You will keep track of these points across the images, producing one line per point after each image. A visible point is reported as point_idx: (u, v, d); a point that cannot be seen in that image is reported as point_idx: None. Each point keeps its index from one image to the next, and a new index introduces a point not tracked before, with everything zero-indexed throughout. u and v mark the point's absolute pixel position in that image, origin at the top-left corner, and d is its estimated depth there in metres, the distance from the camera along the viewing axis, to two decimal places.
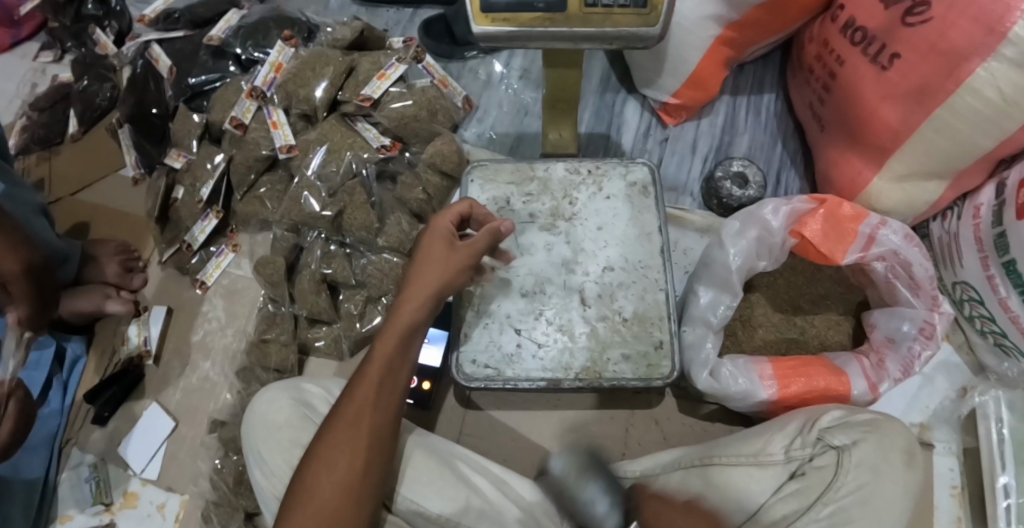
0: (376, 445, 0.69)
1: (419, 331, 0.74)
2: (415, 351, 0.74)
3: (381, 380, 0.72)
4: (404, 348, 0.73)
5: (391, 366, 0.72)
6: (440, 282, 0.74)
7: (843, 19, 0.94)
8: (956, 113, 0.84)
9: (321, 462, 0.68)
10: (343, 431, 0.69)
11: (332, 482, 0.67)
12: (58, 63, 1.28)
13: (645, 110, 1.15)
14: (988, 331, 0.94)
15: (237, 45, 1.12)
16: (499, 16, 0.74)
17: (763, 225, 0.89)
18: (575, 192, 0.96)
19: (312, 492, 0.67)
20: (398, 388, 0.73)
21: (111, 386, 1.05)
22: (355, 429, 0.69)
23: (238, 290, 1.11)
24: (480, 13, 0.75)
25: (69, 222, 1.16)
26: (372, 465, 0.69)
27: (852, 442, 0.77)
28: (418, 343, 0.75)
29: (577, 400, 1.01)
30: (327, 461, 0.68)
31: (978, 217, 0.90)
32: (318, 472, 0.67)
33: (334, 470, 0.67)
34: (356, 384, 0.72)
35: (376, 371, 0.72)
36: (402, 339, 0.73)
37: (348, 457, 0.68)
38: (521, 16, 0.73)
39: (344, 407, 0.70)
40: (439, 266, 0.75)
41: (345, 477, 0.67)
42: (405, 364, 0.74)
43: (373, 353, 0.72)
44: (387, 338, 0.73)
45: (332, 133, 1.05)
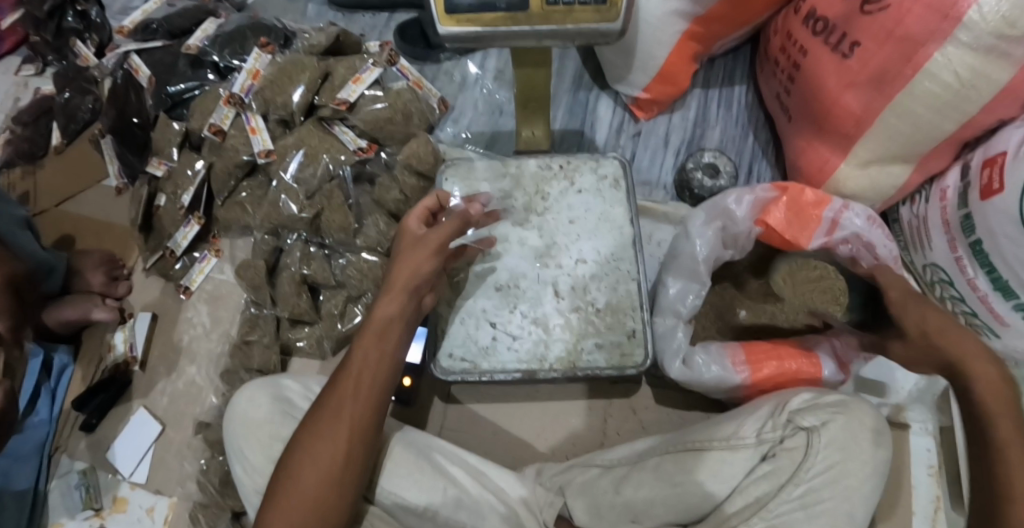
0: (357, 438, 0.69)
1: (394, 328, 0.73)
2: (393, 347, 0.73)
3: (361, 375, 0.71)
4: (380, 343, 0.73)
5: (371, 361, 0.72)
6: (417, 279, 0.75)
7: (804, 10, 0.96)
8: (915, 97, 0.85)
9: (303, 456, 0.69)
10: (324, 423, 0.69)
11: (314, 473, 0.68)
12: (40, 76, 1.31)
13: (618, 106, 1.16)
14: (960, 312, 0.95)
15: (214, 54, 1.14)
16: (464, 17, 0.77)
17: (727, 216, 0.91)
18: (547, 188, 0.98)
19: (295, 483, 0.68)
20: (379, 382, 0.72)
21: (98, 394, 1.06)
22: (334, 423, 0.69)
23: (222, 295, 1.13)
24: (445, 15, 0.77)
25: (53, 234, 1.18)
26: (353, 454, 0.69)
27: (822, 422, 0.79)
28: (396, 339, 0.74)
29: (555, 391, 1.02)
30: (309, 452, 0.69)
31: (945, 199, 0.92)
32: (301, 462, 0.68)
33: (317, 460, 0.68)
34: (339, 378, 0.72)
35: (356, 367, 0.72)
36: (376, 336, 0.73)
37: (329, 448, 0.68)
38: (484, 17, 0.75)
39: (327, 400, 0.71)
40: (414, 262, 0.75)
41: (328, 467, 0.68)
42: (385, 358, 0.72)
43: (356, 347, 0.73)
44: (362, 338, 0.73)
45: (309, 137, 1.06)
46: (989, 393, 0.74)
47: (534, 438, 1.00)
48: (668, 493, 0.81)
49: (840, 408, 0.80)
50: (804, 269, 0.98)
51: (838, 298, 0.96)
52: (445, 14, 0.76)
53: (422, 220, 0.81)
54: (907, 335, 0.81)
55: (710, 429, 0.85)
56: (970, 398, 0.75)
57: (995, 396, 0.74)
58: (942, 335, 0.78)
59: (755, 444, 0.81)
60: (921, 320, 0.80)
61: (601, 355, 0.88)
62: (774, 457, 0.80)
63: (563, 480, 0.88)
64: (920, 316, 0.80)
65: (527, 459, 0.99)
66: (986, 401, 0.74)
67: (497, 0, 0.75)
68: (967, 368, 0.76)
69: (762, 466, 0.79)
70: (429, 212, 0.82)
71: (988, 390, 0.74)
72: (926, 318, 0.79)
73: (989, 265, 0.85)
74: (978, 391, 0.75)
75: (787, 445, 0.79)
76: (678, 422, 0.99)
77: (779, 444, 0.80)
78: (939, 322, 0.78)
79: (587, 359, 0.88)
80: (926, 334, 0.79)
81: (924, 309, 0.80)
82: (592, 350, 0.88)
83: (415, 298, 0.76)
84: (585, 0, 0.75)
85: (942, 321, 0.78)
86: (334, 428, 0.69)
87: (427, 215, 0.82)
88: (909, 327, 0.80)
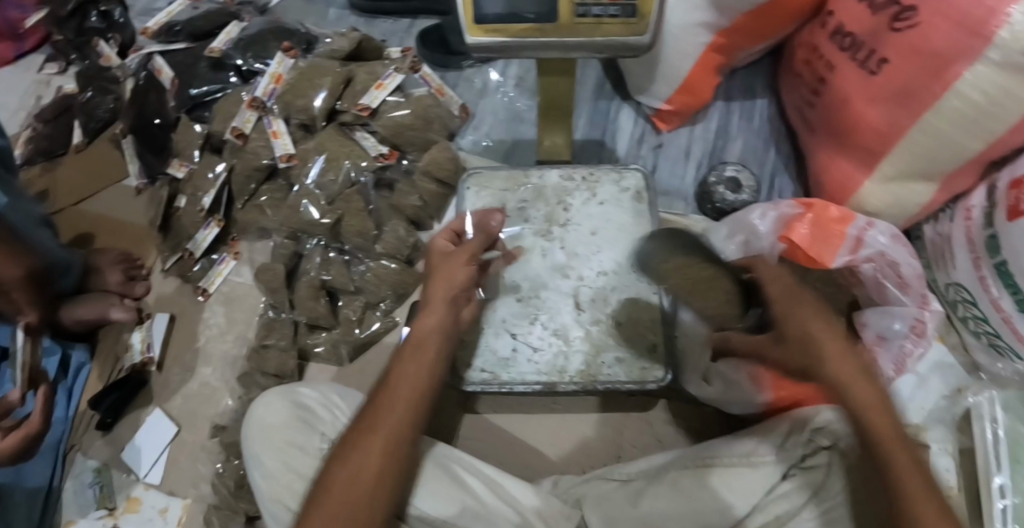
0: (393, 450, 0.70)
1: (433, 342, 0.77)
2: (435, 361, 0.76)
3: (401, 388, 0.74)
4: (419, 358, 0.76)
5: (410, 375, 0.75)
6: (451, 290, 0.80)
7: (832, 25, 0.95)
8: (942, 115, 0.84)
9: (338, 465, 0.69)
10: (363, 434, 0.70)
11: (349, 482, 0.68)
12: (62, 74, 1.31)
13: (639, 117, 1.16)
14: (983, 332, 0.93)
15: (237, 57, 1.14)
16: (490, 27, 0.77)
17: (750, 231, 0.93)
18: (568, 198, 0.97)
19: (328, 491, 0.67)
20: (420, 398, 0.74)
21: (114, 391, 1.06)
22: (371, 433, 0.70)
23: (238, 297, 1.13)
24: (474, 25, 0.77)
25: (71, 232, 1.19)
26: (388, 466, 0.69)
27: (842, 442, 0.78)
28: (438, 355, 0.77)
29: (573, 403, 1.01)
30: (347, 463, 0.69)
31: (971, 218, 0.92)
32: (338, 472, 0.68)
33: (354, 470, 0.68)
34: (380, 393, 0.74)
35: (399, 380, 0.74)
36: (416, 350, 0.76)
37: (365, 458, 0.69)
38: (512, 28, 0.75)
39: (368, 411, 0.73)
40: (449, 275, 0.81)
41: (364, 477, 0.68)
42: (424, 374, 0.75)
43: (400, 361, 0.76)
44: (401, 353, 0.76)
45: (329, 141, 1.06)
46: (870, 406, 0.67)
47: (552, 451, 0.99)
48: (685, 507, 0.80)
49: None
50: (686, 261, 0.81)
51: (711, 299, 0.81)
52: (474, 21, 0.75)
53: (450, 238, 0.88)
54: (784, 334, 0.71)
55: (725, 447, 0.84)
56: (836, 395, 0.68)
57: (865, 402, 0.67)
58: (821, 344, 0.68)
59: (774, 461, 0.80)
60: (794, 324, 0.70)
61: (621, 368, 0.88)
62: (795, 475, 0.80)
63: (580, 493, 0.88)
64: (806, 321, 0.69)
65: (543, 471, 0.98)
66: (873, 413, 0.66)
67: (525, 11, 0.75)
68: (845, 376, 0.67)
69: (784, 484, 0.79)
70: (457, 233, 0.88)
71: (866, 401, 0.67)
72: (804, 317, 0.70)
73: (1013, 285, 0.83)
74: (841, 383, 0.67)
75: (808, 463, 0.79)
76: (696, 436, 0.99)
77: (800, 462, 0.80)
78: (821, 327, 0.69)
79: (607, 373, 0.88)
80: (808, 338, 0.69)
81: (808, 312, 0.70)
82: (612, 363, 0.88)
83: (452, 314, 0.79)
84: (614, 13, 0.75)
85: (827, 325, 0.69)
86: (374, 439, 0.70)
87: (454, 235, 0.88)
88: (786, 327, 0.71)
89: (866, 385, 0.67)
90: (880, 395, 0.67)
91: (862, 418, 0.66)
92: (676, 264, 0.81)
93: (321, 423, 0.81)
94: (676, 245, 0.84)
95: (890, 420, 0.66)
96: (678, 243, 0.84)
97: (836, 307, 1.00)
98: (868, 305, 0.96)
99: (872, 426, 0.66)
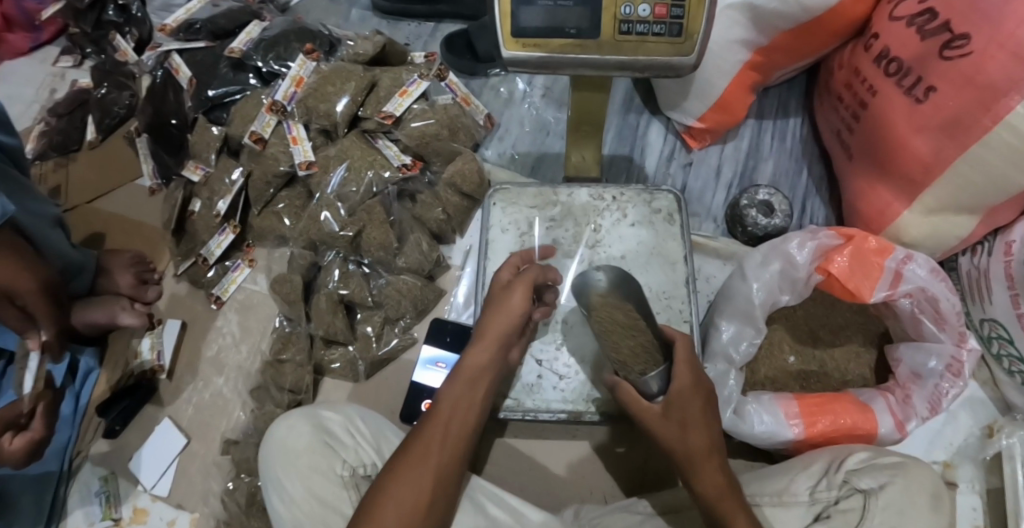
0: (440, 484, 0.70)
1: (484, 376, 0.77)
2: (483, 393, 0.77)
3: (449, 419, 0.74)
4: (470, 392, 0.76)
5: (460, 409, 0.75)
6: (506, 325, 0.78)
7: (876, 48, 0.91)
8: (991, 148, 0.80)
9: (387, 496, 0.68)
10: (411, 465, 0.70)
11: (398, 515, 0.67)
12: (78, 68, 1.28)
13: (669, 133, 1.14)
14: (1017, 371, 0.91)
15: (257, 59, 1.10)
16: (529, 40, 0.67)
17: (787, 259, 0.89)
18: (598, 218, 0.95)
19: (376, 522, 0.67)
20: (466, 429, 0.74)
21: (125, 397, 1.04)
22: (423, 466, 0.70)
23: (253, 306, 1.10)
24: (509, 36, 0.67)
25: (84, 231, 1.15)
26: (435, 501, 0.69)
27: (880, 485, 0.75)
28: (485, 386, 0.77)
29: (596, 429, 0.99)
30: (393, 494, 0.68)
31: (1011, 254, 0.87)
32: (385, 503, 0.68)
33: (400, 502, 0.68)
34: (427, 423, 0.74)
35: (447, 413, 0.74)
36: (468, 382, 0.76)
37: (415, 491, 0.69)
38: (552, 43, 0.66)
39: (413, 442, 0.72)
40: (509, 306, 0.78)
41: (413, 512, 0.68)
42: (472, 408, 0.76)
43: (449, 390, 0.76)
44: (453, 384, 0.76)
45: (351, 150, 1.02)
46: (726, 495, 0.68)
47: (573, 479, 0.97)
48: None
49: (896, 470, 0.77)
50: (618, 303, 0.73)
51: (620, 343, 0.73)
52: (510, 35, 0.66)
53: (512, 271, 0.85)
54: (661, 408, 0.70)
55: (757, 483, 0.82)
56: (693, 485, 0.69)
57: (717, 488, 0.68)
58: (693, 427, 0.69)
59: (807, 503, 0.78)
60: (685, 408, 0.69)
61: None
62: (827, 517, 0.76)
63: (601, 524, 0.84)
64: (694, 407, 0.69)
65: (562, 498, 0.96)
66: (727, 503, 0.67)
67: (566, 25, 0.66)
68: (698, 458, 0.68)
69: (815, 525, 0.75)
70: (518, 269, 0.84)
71: (719, 489, 0.68)
72: (691, 402, 0.69)
73: None
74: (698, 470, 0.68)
75: (842, 506, 0.75)
76: None
77: (833, 505, 0.76)
78: (701, 414, 0.69)
79: None
80: (685, 425, 0.69)
81: (690, 396, 0.70)
82: None
83: (505, 348, 0.79)
84: (660, 30, 0.66)
85: (702, 412, 0.69)
86: (422, 471, 0.70)
87: (516, 270, 0.85)
88: (674, 408, 0.69)
89: (731, 475, 0.69)
90: (734, 485, 0.69)
91: (717, 507, 0.67)
92: (604, 300, 0.73)
93: (347, 447, 0.79)
94: (613, 280, 0.74)
95: (747, 511, 0.68)
96: (615, 278, 0.74)
97: (865, 339, 0.97)
98: (900, 339, 0.94)
99: (717, 507, 0.67)
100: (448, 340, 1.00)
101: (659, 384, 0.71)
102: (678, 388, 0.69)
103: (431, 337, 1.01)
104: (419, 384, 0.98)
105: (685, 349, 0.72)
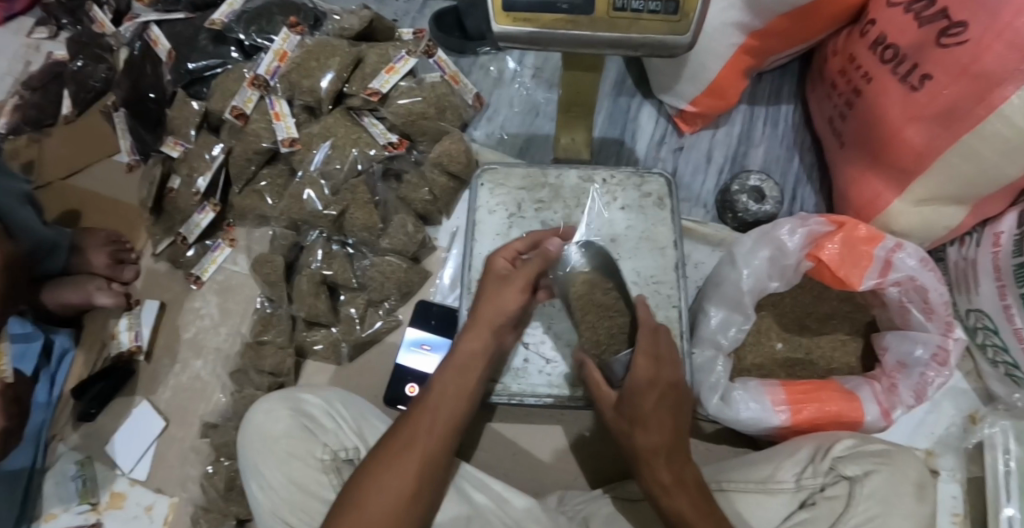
0: (426, 474, 0.69)
1: (476, 363, 0.75)
2: (474, 380, 0.75)
3: (437, 408, 0.72)
4: (460, 379, 0.74)
5: (449, 397, 0.73)
6: (498, 316, 0.76)
7: (873, 35, 0.89)
8: (984, 138, 0.80)
9: (371, 484, 0.67)
10: (396, 452, 0.69)
11: (382, 503, 0.66)
12: (53, 40, 1.24)
13: (661, 117, 1.13)
14: (1000, 361, 0.91)
15: (239, 31, 1.07)
16: (520, 15, 0.65)
17: (777, 245, 0.88)
18: (588, 201, 0.93)
19: (360, 512, 0.66)
20: (457, 415, 0.73)
21: (100, 381, 1.01)
22: (408, 452, 0.69)
23: (233, 287, 1.07)
24: (500, 12, 0.65)
25: (58, 210, 1.12)
26: (422, 487, 0.68)
27: (865, 472, 0.76)
28: (476, 373, 0.75)
29: (583, 415, 0.98)
30: (378, 482, 0.67)
31: (998, 245, 0.87)
32: (370, 491, 0.67)
33: (385, 491, 0.67)
34: (415, 413, 0.72)
35: (435, 401, 0.72)
36: (459, 369, 0.75)
37: (398, 479, 0.67)
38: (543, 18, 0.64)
39: (400, 429, 0.71)
40: (501, 300, 0.77)
41: (394, 503, 0.67)
42: (462, 394, 0.74)
43: (440, 379, 0.74)
44: (443, 372, 0.75)
45: (336, 127, 1.00)
46: (672, 490, 0.67)
47: (558, 466, 0.96)
48: None
49: (884, 459, 0.77)
50: (598, 281, 0.84)
51: (599, 321, 0.83)
52: (501, 8, 0.64)
53: (511, 258, 0.81)
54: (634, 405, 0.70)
55: (741, 469, 0.81)
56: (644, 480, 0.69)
57: (660, 483, 0.68)
58: (644, 422, 0.69)
59: (793, 489, 0.78)
60: (636, 403, 0.69)
61: None
62: (813, 504, 0.76)
63: (587, 512, 0.83)
64: (647, 403, 0.69)
65: (547, 484, 0.95)
66: (674, 498, 0.67)
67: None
68: (646, 456, 0.69)
69: (800, 513, 0.76)
70: (518, 255, 0.81)
71: (664, 484, 0.68)
72: (644, 396, 0.69)
73: None
74: (655, 468, 0.68)
75: (828, 493, 0.76)
76: (707, 456, 0.96)
77: (819, 492, 0.77)
78: (656, 411, 0.69)
79: None
80: (636, 420, 0.70)
81: (645, 392, 0.69)
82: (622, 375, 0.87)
83: (495, 337, 0.77)
84: (654, 7, 0.64)
85: (656, 406, 0.69)
86: (409, 459, 0.68)
87: (516, 255, 0.82)
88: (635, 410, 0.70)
89: (685, 470, 0.69)
90: (686, 482, 0.68)
91: (664, 503, 0.68)
92: (585, 278, 0.84)
93: (328, 433, 0.77)
94: (595, 264, 0.85)
95: (702, 506, 0.67)
96: (594, 258, 0.85)
97: (852, 328, 0.97)
98: (887, 328, 0.95)
99: (666, 500, 0.67)
100: (433, 323, 0.99)
101: (627, 361, 0.77)
102: (632, 383, 0.70)
103: (416, 320, 0.99)
104: (404, 366, 0.97)
105: (648, 342, 0.72)
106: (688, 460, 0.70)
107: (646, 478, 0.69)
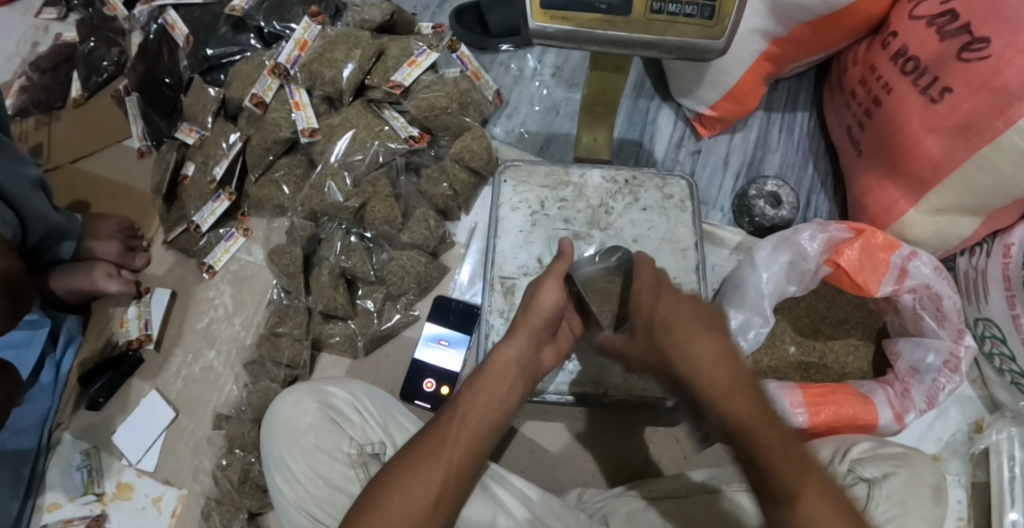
0: (452, 481, 0.68)
1: (510, 372, 0.73)
2: (512, 385, 0.73)
3: (467, 412, 0.70)
4: (493, 385, 0.72)
5: (480, 403, 0.71)
6: (538, 320, 0.75)
7: (894, 46, 0.90)
8: (1001, 152, 0.82)
9: (393, 486, 0.67)
10: (422, 456, 0.68)
11: (402, 505, 0.65)
12: (62, 21, 1.21)
13: (679, 119, 1.14)
14: (1007, 370, 0.93)
15: (259, 18, 1.06)
16: (558, 13, 0.65)
17: (797, 250, 0.90)
18: (610, 201, 0.94)
19: (380, 513, 0.65)
20: (491, 425, 0.71)
21: (108, 370, 1.00)
22: (434, 458, 0.68)
23: (247, 278, 1.06)
24: (538, 9, 0.65)
25: (68, 196, 1.10)
26: (447, 493, 0.67)
27: (883, 475, 0.77)
28: (514, 380, 0.73)
29: (599, 414, 0.98)
30: (401, 485, 0.67)
31: (1009, 256, 0.89)
32: (392, 493, 0.66)
33: (406, 494, 0.66)
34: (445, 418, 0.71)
35: (467, 407, 0.71)
36: (493, 378, 0.72)
37: (422, 482, 0.66)
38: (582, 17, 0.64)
39: (427, 434, 0.70)
40: (541, 302, 0.75)
41: (416, 509, 0.66)
42: (496, 401, 0.72)
43: (474, 384, 0.72)
44: (479, 379, 0.72)
45: (357, 118, 1.00)
46: (732, 391, 0.58)
47: (573, 464, 0.96)
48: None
49: (902, 461, 0.78)
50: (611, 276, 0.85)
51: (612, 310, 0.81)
52: (540, 6, 0.64)
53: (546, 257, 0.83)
54: (653, 323, 0.66)
55: None
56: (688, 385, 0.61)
57: (716, 383, 0.58)
58: (666, 327, 0.64)
59: None
60: (653, 313, 0.67)
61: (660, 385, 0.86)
62: None
63: (606, 509, 0.83)
64: (659, 308, 0.66)
65: (564, 482, 0.96)
66: (736, 400, 0.57)
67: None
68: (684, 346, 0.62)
69: None
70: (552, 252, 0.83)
71: (720, 385, 0.58)
72: (654, 308, 0.67)
73: None
74: (700, 369, 0.60)
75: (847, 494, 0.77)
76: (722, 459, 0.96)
77: None
78: (672, 308, 0.65)
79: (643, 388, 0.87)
80: (661, 327, 0.65)
81: (650, 298, 0.69)
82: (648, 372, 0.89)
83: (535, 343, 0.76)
84: (691, 11, 0.64)
85: (679, 310, 0.65)
86: (435, 462, 0.67)
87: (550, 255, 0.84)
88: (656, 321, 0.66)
89: (737, 367, 0.59)
90: (740, 374, 0.59)
91: (722, 407, 0.57)
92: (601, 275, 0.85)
93: (355, 427, 0.76)
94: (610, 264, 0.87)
95: (763, 406, 0.57)
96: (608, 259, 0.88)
97: (865, 333, 0.99)
98: (899, 334, 0.96)
99: (724, 395, 0.58)
100: (451, 318, 0.99)
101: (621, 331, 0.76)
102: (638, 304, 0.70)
103: (435, 315, 1.00)
104: (421, 361, 0.97)
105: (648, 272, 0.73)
106: (738, 360, 0.60)
107: (691, 382, 0.60)
